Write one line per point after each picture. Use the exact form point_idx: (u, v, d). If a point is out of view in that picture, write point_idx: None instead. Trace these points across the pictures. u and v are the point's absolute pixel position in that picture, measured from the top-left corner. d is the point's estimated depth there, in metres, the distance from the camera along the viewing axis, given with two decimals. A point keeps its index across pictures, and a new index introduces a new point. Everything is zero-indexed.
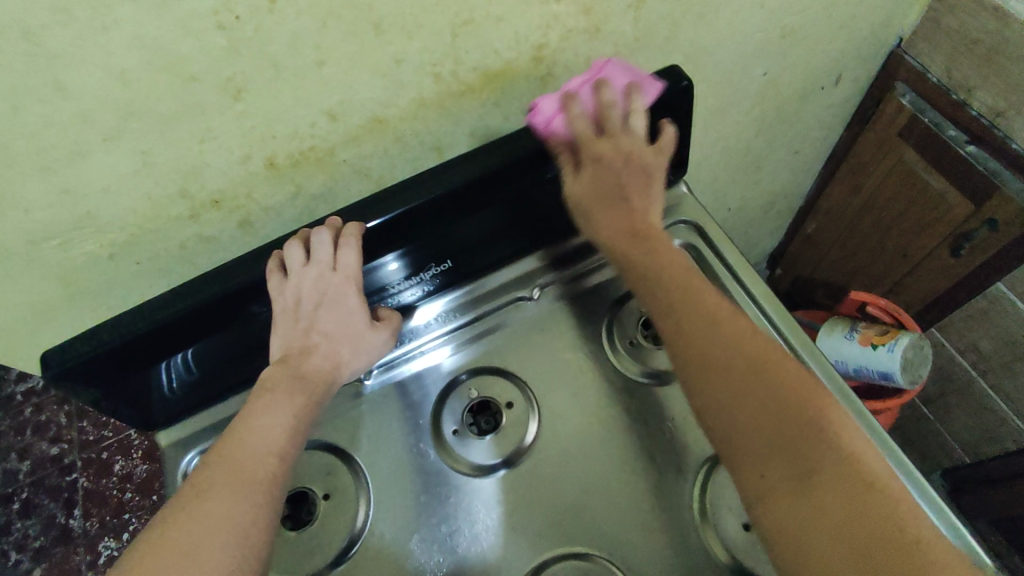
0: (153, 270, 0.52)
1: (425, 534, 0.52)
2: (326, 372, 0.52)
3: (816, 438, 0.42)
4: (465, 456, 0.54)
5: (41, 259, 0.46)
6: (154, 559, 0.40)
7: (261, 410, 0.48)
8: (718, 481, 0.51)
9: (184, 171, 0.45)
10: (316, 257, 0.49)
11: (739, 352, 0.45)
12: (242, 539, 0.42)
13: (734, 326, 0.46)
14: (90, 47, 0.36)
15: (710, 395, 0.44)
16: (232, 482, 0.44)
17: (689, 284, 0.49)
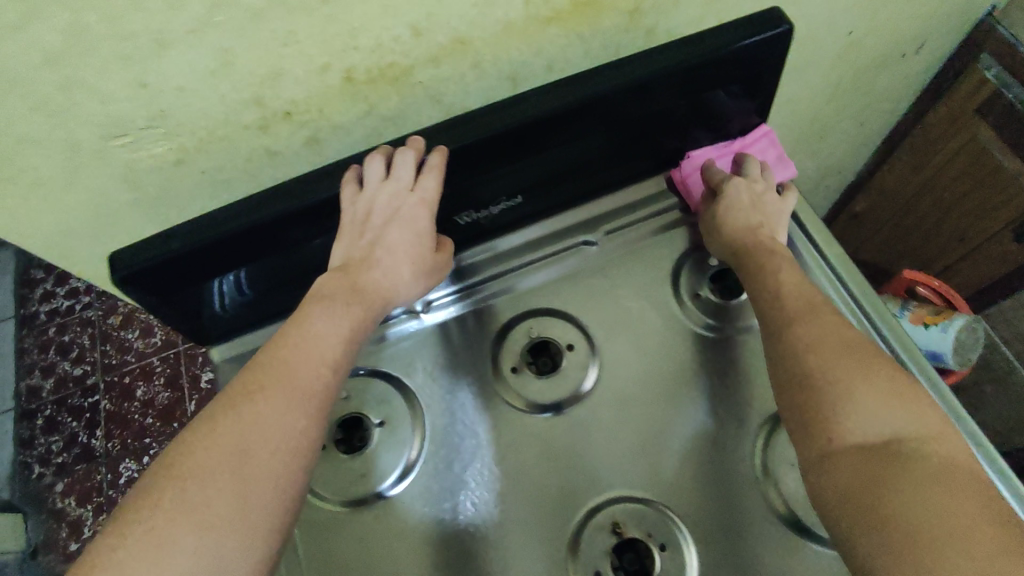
0: (217, 181, 0.50)
1: (477, 467, 0.52)
2: (387, 292, 0.51)
3: (887, 405, 0.43)
4: (522, 393, 0.54)
5: (111, 156, 0.44)
6: (200, 457, 0.41)
7: (312, 317, 0.48)
8: (779, 438, 0.51)
9: (262, 76, 0.43)
10: (397, 177, 0.49)
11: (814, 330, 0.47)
12: (291, 452, 0.42)
13: (815, 306, 0.49)
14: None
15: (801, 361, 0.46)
16: (281, 388, 0.44)
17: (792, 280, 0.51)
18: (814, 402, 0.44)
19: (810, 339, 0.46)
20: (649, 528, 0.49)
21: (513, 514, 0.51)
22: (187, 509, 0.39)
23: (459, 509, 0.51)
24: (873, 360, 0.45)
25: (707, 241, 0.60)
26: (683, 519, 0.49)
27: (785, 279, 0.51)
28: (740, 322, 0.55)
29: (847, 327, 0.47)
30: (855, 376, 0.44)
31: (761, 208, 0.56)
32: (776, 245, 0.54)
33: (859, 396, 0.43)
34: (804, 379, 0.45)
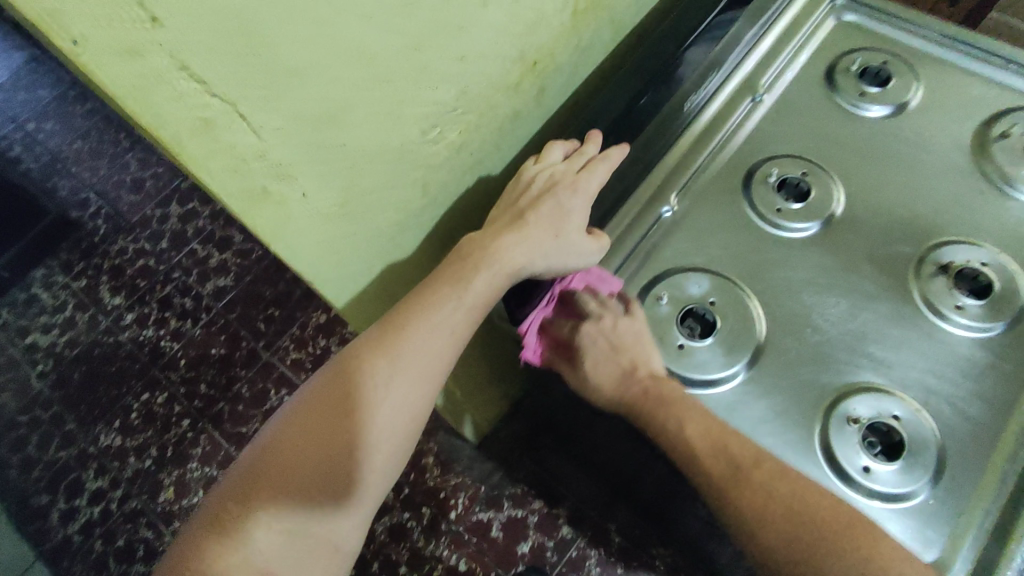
0: (476, 162, 0.50)
1: (812, 291, 0.54)
2: (518, 261, 0.49)
3: (856, 544, 0.43)
4: (803, 218, 0.57)
5: (421, 156, 0.43)
6: (325, 425, 0.43)
7: (430, 306, 0.46)
8: (992, 153, 0.58)
9: (529, 24, 0.45)
10: (566, 159, 0.54)
11: (769, 487, 0.46)
12: (394, 425, 0.45)
13: (771, 462, 0.47)
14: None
15: (751, 536, 0.47)
16: (402, 386, 0.45)
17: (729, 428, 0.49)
18: (802, 570, 0.44)
19: (751, 513, 0.47)
20: (968, 254, 0.54)
21: (864, 310, 0.53)
22: (292, 456, 0.42)
23: (823, 328, 0.52)
24: (821, 520, 0.44)
25: (836, 56, 0.66)
26: (992, 246, 0.54)
27: (691, 429, 0.49)
28: (901, 98, 0.62)
29: (783, 479, 0.46)
30: (798, 539, 0.45)
31: (622, 352, 0.53)
32: (658, 389, 0.51)
33: (824, 558, 0.44)
34: (797, 561, 0.45)
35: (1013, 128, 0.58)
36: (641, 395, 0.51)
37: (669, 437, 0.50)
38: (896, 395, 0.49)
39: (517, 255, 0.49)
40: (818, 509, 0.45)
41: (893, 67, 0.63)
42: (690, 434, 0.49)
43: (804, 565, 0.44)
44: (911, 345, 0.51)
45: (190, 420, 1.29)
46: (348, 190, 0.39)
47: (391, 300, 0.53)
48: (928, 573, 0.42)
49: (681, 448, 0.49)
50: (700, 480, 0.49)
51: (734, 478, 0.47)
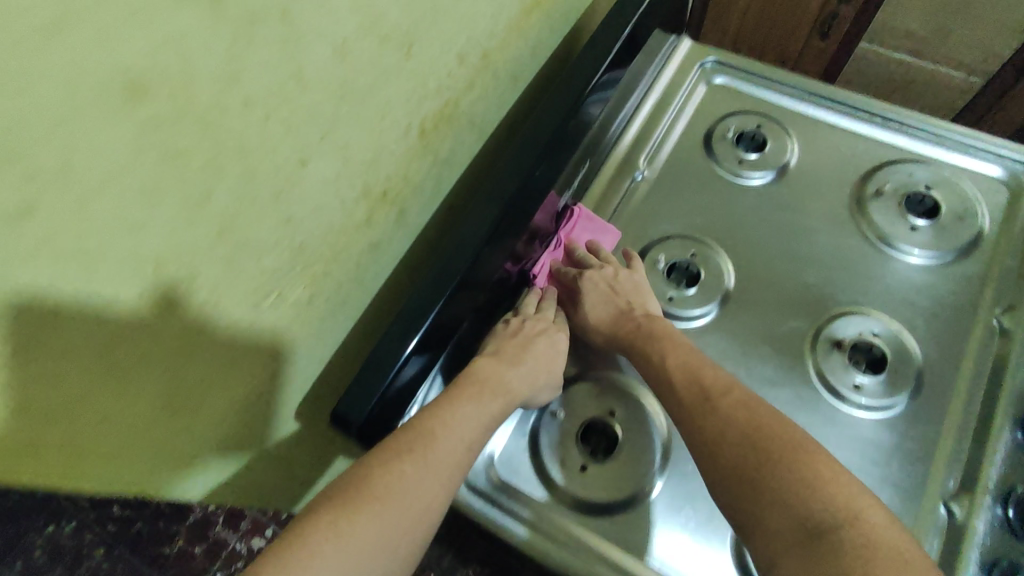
0: (337, 305, 0.46)
1: None
2: (524, 390, 0.49)
3: (813, 479, 0.40)
4: (696, 304, 0.55)
5: (262, 326, 0.38)
6: (344, 523, 0.37)
7: (453, 417, 0.44)
8: (871, 212, 0.57)
9: (368, 160, 0.41)
10: (542, 306, 0.56)
11: (734, 414, 0.45)
12: (411, 535, 0.39)
13: (746, 403, 0.45)
14: (326, 17, 0.31)
15: (706, 448, 0.44)
16: (425, 486, 0.41)
17: (692, 360, 0.49)
18: (749, 493, 0.41)
19: (712, 413, 0.45)
20: (859, 325, 0.53)
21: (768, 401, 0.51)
22: (312, 564, 0.34)
23: None
24: (768, 447, 0.42)
25: (711, 123, 0.65)
26: (882, 315, 0.53)
27: (671, 359, 0.49)
28: (778, 161, 0.61)
29: (746, 410, 0.45)
30: (758, 454, 0.42)
31: (620, 292, 0.54)
32: (654, 325, 0.52)
33: (765, 472, 0.41)
34: (739, 476, 0.42)
35: (887, 185, 0.58)
36: (631, 328, 0.52)
37: (651, 369, 0.50)
38: None
39: (518, 390, 0.49)
40: (767, 436, 0.43)
41: (767, 129, 0.63)
42: (669, 369, 0.49)
43: (749, 485, 0.41)
44: (816, 433, 0.49)
45: None
46: (169, 394, 0.34)
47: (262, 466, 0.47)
48: (870, 501, 0.39)
49: (659, 377, 0.49)
50: (666, 398, 0.48)
51: (689, 405, 0.46)
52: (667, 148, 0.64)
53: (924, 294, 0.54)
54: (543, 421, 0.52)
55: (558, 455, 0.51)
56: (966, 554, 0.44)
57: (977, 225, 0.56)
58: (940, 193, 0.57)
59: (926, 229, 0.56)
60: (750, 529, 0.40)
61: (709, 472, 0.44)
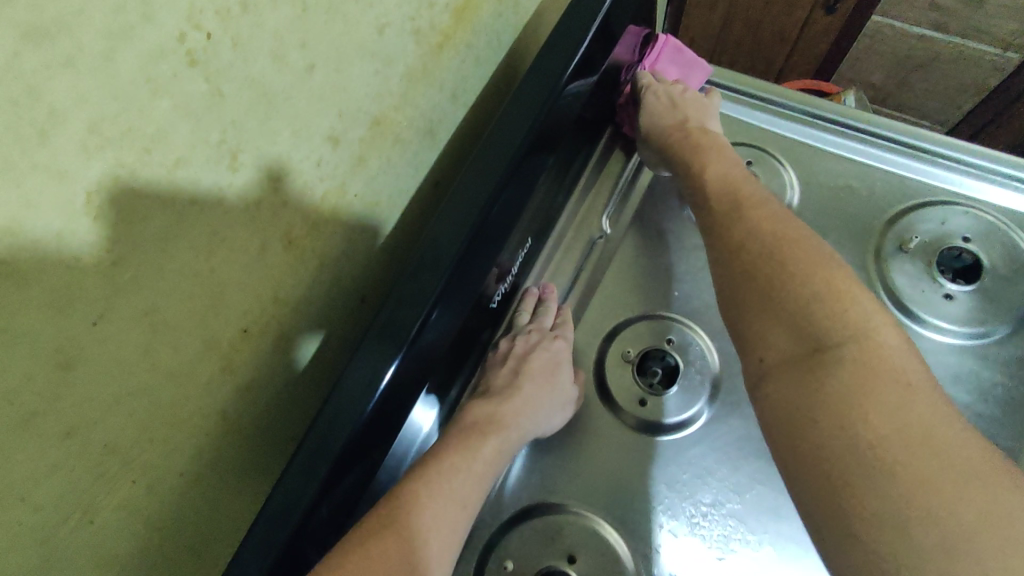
0: (208, 476, 0.36)
1: (697, 519, 0.42)
2: (519, 419, 0.44)
3: (841, 303, 0.36)
4: (677, 407, 0.45)
5: (73, 557, 0.29)
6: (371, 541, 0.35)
7: (438, 474, 0.39)
8: (895, 275, 0.45)
9: (204, 307, 0.31)
10: (539, 312, 0.49)
11: (781, 230, 0.41)
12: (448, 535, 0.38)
13: (779, 218, 0.42)
14: (40, 171, 0.21)
15: (733, 246, 0.43)
16: (452, 505, 0.38)
17: (733, 180, 0.47)
18: (752, 305, 0.39)
19: (741, 227, 0.43)
20: None
21: (767, 538, 0.41)
22: None
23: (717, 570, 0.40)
24: (791, 262, 0.39)
25: None
26: None
27: (711, 172, 0.48)
28: (778, 206, 0.49)
29: (771, 220, 0.42)
30: (785, 269, 0.39)
31: (677, 109, 0.53)
32: (708, 138, 0.51)
33: (786, 288, 0.38)
34: (754, 281, 0.40)
35: (912, 238, 0.46)
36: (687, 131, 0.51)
37: (690, 181, 0.49)
38: None
39: (523, 419, 0.44)
40: (797, 243, 0.40)
41: (760, 166, 0.51)
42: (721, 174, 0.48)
43: (761, 298, 0.39)
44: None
45: None
46: None
47: None
48: (886, 322, 0.35)
49: (694, 190, 0.49)
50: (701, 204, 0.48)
51: (727, 212, 0.45)
52: (629, 206, 0.56)
53: (963, 385, 0.42)
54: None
55: None
56: None
57: None
58: (979, 247, 0.45)
59: (963, 295, 0.44)
60: (750, 353, 0.39)
61: (724, 282, 0.42)
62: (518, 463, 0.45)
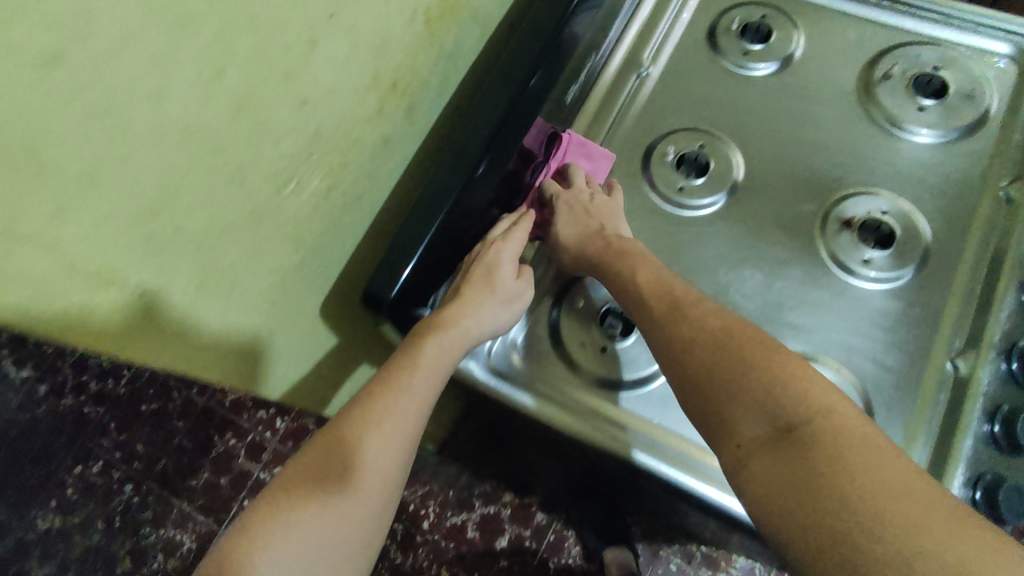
0: (353, 201, 0.46)
1: (724, 270, 0.53)
2: (463, 318, 0.49)
3: (787, 379, 0.38)
4: (705, 189, 0.55)
5: (284, 214, 0.39)
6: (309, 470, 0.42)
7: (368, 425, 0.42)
8: (880, 96, 0.57)
9: (376, 46, 0.41)
10: (512, 229, 0.54)
11: (727, 335, 0.42)
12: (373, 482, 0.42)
13: (728, 317, 0.43)
14: None
15: (681, 340, 0.43)
16: (376, 455, 0.42)
17: (664, 277, 0.47)
18: (710, 398, 0.40)
19: (684, 314, 0.44)
20: (867, 205, 0.53)
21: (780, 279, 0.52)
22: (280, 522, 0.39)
23: (740, 303, 0.52)
24: (745, 349, 0.40)
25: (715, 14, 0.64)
26: (892, 194, 0.54)
27: (643, 275, 0.48)
28: (786, 50, 0.60)
29: (717, 316, 0.44)
30: (731, 360, 0.40)
31: (592, 214, 0.53)
32: (624, 244, 0.51)
33: (734, 382, 0.39)
34: (704, 384, 0.41)
35: (892, 68, 0.58)
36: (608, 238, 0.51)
37: (620, 280, 0.49)
38: (819, 360, 0.49)
39: (465, 320, 0.49)
40: (734, 335, 0.42)
41: (772, 19, 0.62)
42: (647, 280, 0.48)
43: (721, 391, 0.40)
44: (825, 307, 0.51)
45: (133, 485, 1.23)
46: (204, 273, 0.35)
47: (291, 354, 0.49)
48: (842, 400, 0.37)
49: (625, 288, 0.49)
50: (640, 298, 0.47)
51: (667, 314, 0.45)
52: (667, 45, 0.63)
53: (931, 171, 0.54)
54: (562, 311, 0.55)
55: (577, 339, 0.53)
56: (971, 402, 0.46)
57: (985, 98, 0.56)
58: (948, 74, 0.57)
59: (933, 108, 0.56)
60: (720, 436, 0.39)
61: (678, 376, 0.42)
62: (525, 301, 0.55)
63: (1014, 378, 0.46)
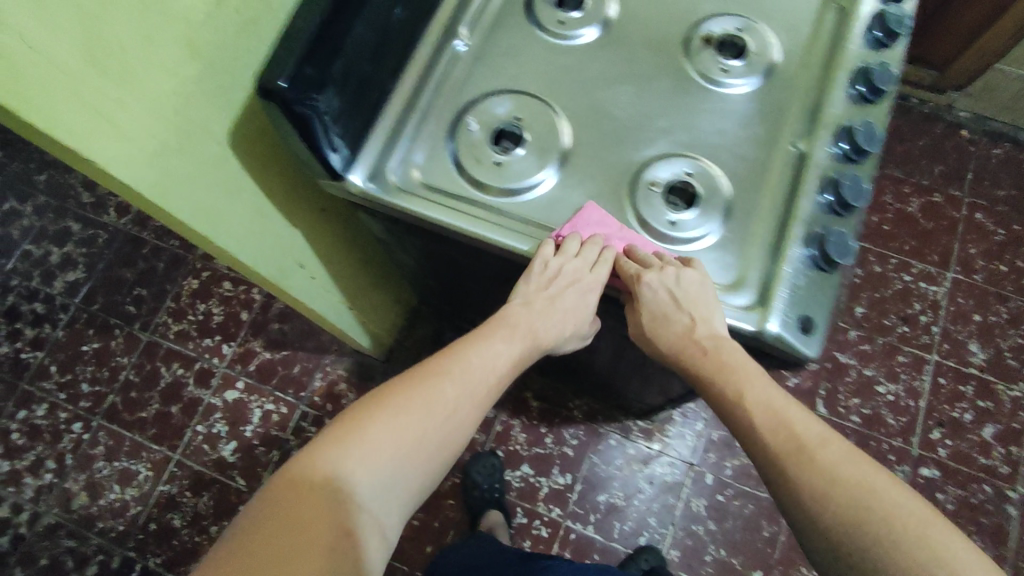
0: (248, 24, 0.49)
1: (604, 88, 0.59)
2: (549, 321, 0.52)
3: (920, 545, 0.40)
4: (582, 22, 0.61)
5: (173, 10, 0.43)
6: (376, 437, 0.44)
7: (433, 406, 0.47)
8: None
9: None
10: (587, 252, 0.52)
11: (847, 472, 0.43)
12: (424, 462, 0.46)
13: (841, 451, 0.44)
14: None
15: (807, 485, 0.44)
16: (437, 440, 0.47)
17: (775, 405, 0.47)
18: (850, 557, 0.42)
19: (805, 450, 0.45)
20: (723, 25, 0.60)
21: (650, 91, 0.59)
22: (338, 476, 0.42)
23: (617, 114, 0.58)
24: (884, 515, 0.42)
25: None
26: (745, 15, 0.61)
27: (750, 398, 0.47)
28: None
29: (836, 453, 0.44)
30: (872, 515, 0.42)
31: (682, 310, 0.50)
32: (723, 357, 0.48)
33: (875, 552, 0.41)
34: (845, 542, 0.42)
35: None
36: (695, 354, 0.50)
37: (730, 405, 0.48)
38: (686, 156, 0.56)
39: (545, 329, 0.52)
40: (871, 492, 0.42)
41: None
42: (769, 399, 0.47)
43: (853, 546, 0.42)
44: (690, 111, 0.58)
45: (82, 422, 1.23)
46: (96, 47, 0.38)
47: (204, 180, 0.52)
48: (982, 559, 0.40)
49: (737, 419, 0.48)
50: (752, 439, 0.47)
51: (789, 445, 0.45)
52: None
53: None
54: (456, 134, 0.58)
55: (472, 156, 0.57)
56: (808, 174, 0.53)
57: None
58: None
59: None
60: None
61: (807, 526, 0.44)
62: (417, 156, 0.57)
63: (841, 156, 0.54)
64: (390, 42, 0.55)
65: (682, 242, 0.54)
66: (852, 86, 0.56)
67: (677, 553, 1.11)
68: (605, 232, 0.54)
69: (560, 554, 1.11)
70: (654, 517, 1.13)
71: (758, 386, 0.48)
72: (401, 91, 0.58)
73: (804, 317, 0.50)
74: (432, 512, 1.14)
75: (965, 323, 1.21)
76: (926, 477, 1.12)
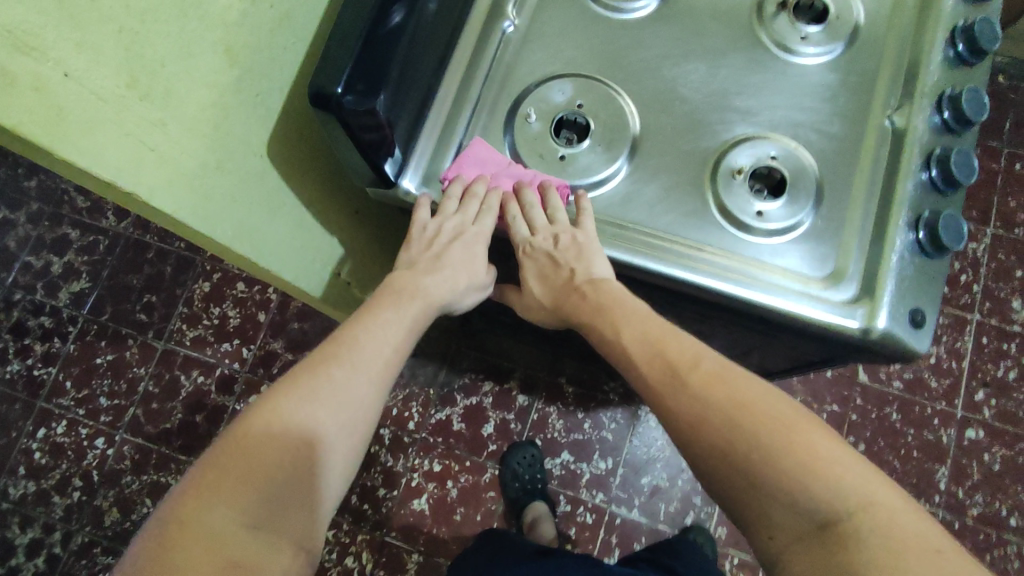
0: (283, 20, 0.44)
1: (672, 66, 0.53)
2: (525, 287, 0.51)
3: (799, 460, 0.36)
4: None
5: (209, 14, 0.37)
6: (265, 436, 0.40)
7: (329, 390, 0.42)
8: None
9: None
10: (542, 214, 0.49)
11: (728, 393, 0.39)
12: (330, 451, 0.42)
13: (719, 370, 0.41)
14: None
15: (685, 413, 0.40)
16: (338, 424, 0.42)
17: (653, 334, 0.44)
18: (729, 482, 0.38)
19: (681, 375, 0.41)
20: None
21: (723, 66, 0.53)
22: (223, 485, 0.38)
23: (689, 95, 0.53)
24: (763, 433, 0.37)
25: None
26: None
27: (627, 333, 0.44)
28: None
29: (718, 377, 0.41)
30: (750, 433, 0.38)
31: (561, 261, 0.49)
32: (600, 296, 0.46)
33: (760, 481, 0.37)
34: (724, 471, 0.38)
35: None
36: (574, 296, 0.48)
37: (610, 344, 0.45)
38: (769, 138, 0.51)
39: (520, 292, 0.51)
40: (755, 411, 0.38)
41: None
42: (643, 327, 0.44)
43: (738, 482, 0.38)
44: (770, 87, 0.52)
45: (104, 438, 1.19)
46: (133, 65, 0.33)
47: (248, 200, 0.47)
48: (877, 478, 0.36)
49: (619, 359, 0.45)
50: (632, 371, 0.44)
51: (666, 373, 0.42)
52: None
53: None
54: (514, 125, 0.52)
55: (534, 151, 0.51)
56: (910, 149, 0.49)
57: None
58: None
59: None
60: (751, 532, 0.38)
61: (696, 462, 0.40)
62: (473, 154, 0.52)
63: (944, 126, 0.49)
64: (437, 30, 0.49)
65: (773, 234, 0.49)
66: (949, 47, 0.51)
67: (725, 530, 1.09)
68: (688, 228, 0.50)
69: (607, 539, 1.10)
70: (700, 496, 1.11)
71: (626, 316, 0.45)
72: (450, 82, 0.52)
73: (916, 310, 0.46)
74: (475, 506, 1.12)
75: (1006, 280, 1.17)
76: (972, 438, 1.11)
